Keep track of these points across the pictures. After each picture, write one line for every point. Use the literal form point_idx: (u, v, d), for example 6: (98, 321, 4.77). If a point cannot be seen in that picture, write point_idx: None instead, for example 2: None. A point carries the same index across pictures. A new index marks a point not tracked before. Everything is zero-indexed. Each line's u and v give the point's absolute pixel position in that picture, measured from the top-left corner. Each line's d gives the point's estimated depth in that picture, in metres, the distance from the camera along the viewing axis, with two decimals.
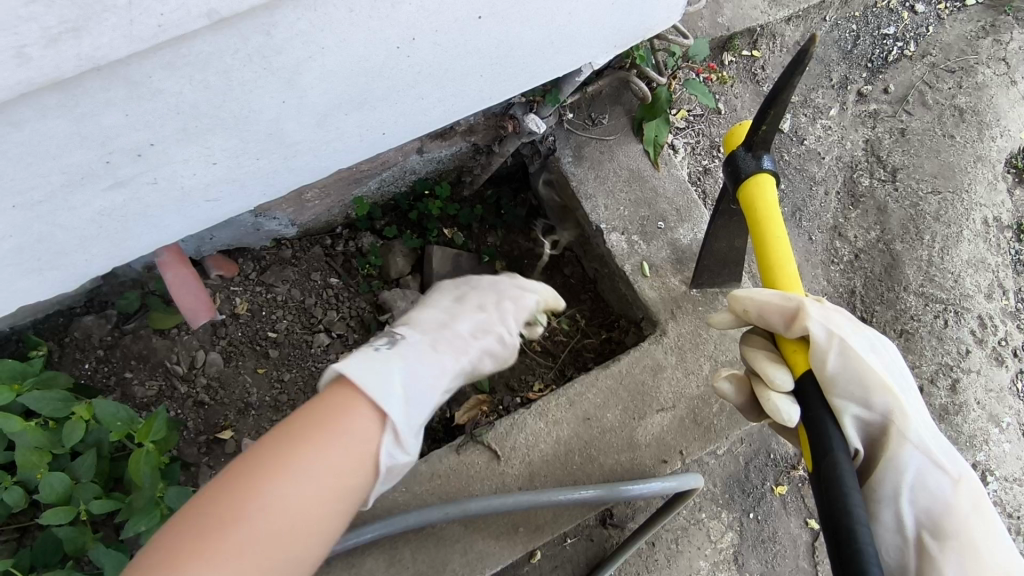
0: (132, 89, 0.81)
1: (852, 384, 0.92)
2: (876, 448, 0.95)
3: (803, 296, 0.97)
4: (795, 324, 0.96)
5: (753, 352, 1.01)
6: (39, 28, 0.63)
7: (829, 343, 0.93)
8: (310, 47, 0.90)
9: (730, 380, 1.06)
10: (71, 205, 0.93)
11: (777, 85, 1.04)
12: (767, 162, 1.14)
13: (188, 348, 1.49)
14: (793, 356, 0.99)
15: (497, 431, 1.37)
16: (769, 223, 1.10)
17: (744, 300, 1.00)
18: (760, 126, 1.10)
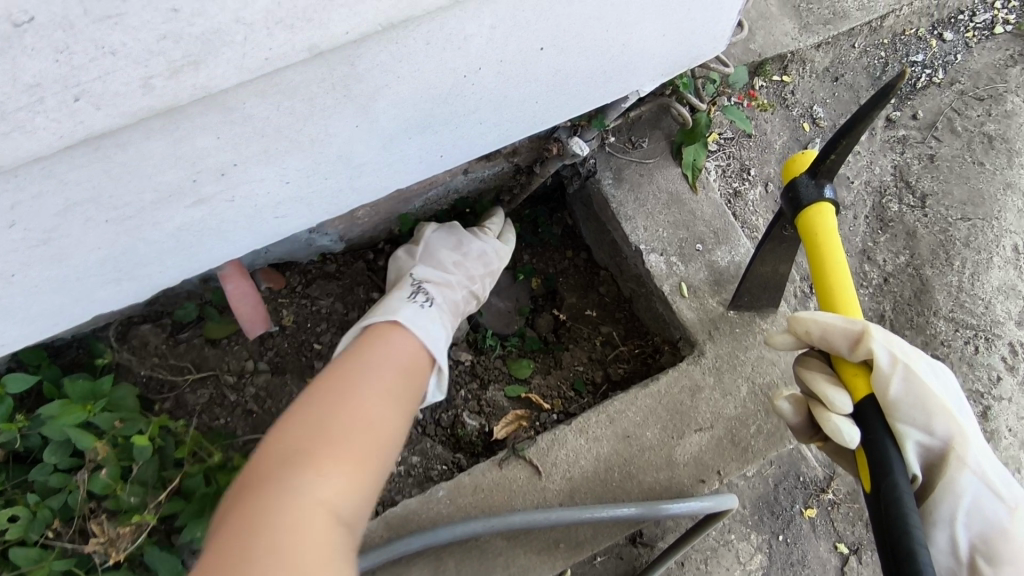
0: (226, 114, 0.85)
1: (914, 410, 0.94)
2: (933, 473, 0.97)
3: (866, 320, 0.99)
4: (859, 347, 0.98)
5: (810, 375, 1.03)
6: (166, 61, 0.68)
7: (893, 368, 0.96)
8: (388, 76, 0.94)
9: (789, 400, 1.07)
10: (156, 220, 0.98)
11: (853, 119, 1.12)
12: (828, 191, 1.21)
13: (239, 358, 1.53)
14: (851, 378, 1.01)
15: (539, 447, 1.40)
16: (830, 250, 1.18)
17: (808, 322, 1.02)
18: (829, 156, 1.17)
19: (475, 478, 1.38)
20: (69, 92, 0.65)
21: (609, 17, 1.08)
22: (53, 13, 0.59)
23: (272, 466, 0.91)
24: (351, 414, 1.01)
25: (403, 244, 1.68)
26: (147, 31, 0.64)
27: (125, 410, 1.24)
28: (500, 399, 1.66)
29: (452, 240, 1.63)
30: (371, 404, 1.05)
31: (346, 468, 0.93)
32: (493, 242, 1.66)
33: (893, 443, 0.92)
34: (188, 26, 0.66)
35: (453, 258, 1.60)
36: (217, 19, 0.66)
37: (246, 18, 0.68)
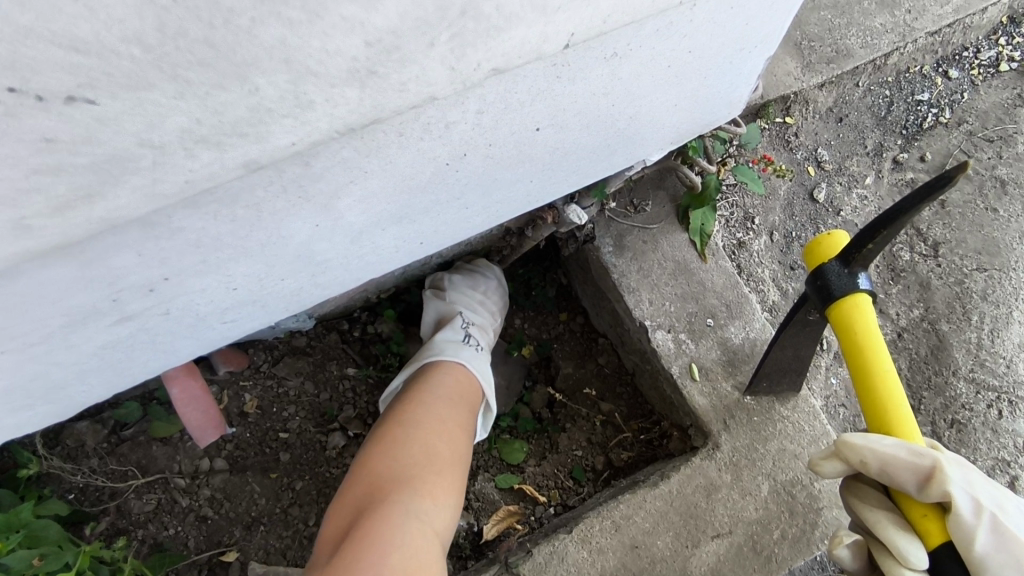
0: (147, 231, 0.68)
1: (1007, 569, 0.78)
2: None
3: (934, 450, 0.81)
4: (931, 486, 0.80)
5: (873, 517, 0.86)
6: (43, 198, 0.51)
7: (980, 518, 0.79)
8: (353, 172, 0.78)
9: (849, 546, 0.89)
10: (69, 343, 0.81)
11: (896, 206, 0.95)
12: (864, 281, 1.03)
13: (192, 456, 1.35)
14: (919, 517, 0.84)
15: (537, 562, 1.23)
16: (872, 349, 1.00)
17: (864, 451, 0.83)
18: (867, 244, 0.99)
19: None
20: None
21: (615, 92, 0.93)
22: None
23: (393, 483, 1.04)
24: (442, 441, 1.14)
25: (426, 286, 1.54)
26: (10, 166, 0.47)
27: (46, 543, 1.05)
28: (490, 491, 1.50)
29: (470, 277, 1.52)
30: (456, 438, 1.17)
31: (451, 495, 1.08)
32: (497, 272, 1.57)
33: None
34: (72, 156, 0.49)
35: (477, 297, 1.49)
36: (112, 144, 0.50)
37: (155, 139, 0.52)
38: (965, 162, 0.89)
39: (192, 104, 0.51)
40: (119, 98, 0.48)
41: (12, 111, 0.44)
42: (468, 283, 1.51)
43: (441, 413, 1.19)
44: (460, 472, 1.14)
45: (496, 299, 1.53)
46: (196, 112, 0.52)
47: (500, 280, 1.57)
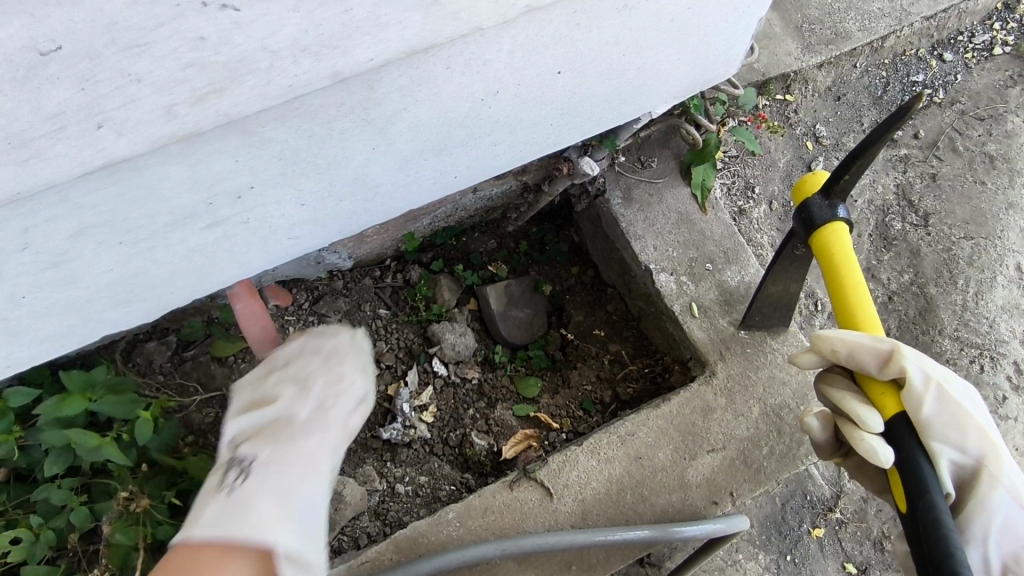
0: (245, 138, 0.85)
1: (948, 429, 0.97)
2: (965, 490, 1.00)
3: (893, 339, 1.03)
4: (890, 365, 1.01)
5: (840, 394, 1.06)
6: (190, 89, 0.69)
7: (927, 389, 0.99)
8: (406, 100, 0.94)
9: (819, 416, 1.10)
10: (169, 242, 0.98)
11: (866, 139, 1.13)
12: (841, 211, 1.22)
13: (245, 376, 1.53)
14: (878, 395, 1.05)
15: (550, 468, 1.39)
16: (846, 268, 1.18)
17: (835, 340, 1.05)
18: (842, 176, 1.18)
19: (485, 500, 1.37)
20: (92, 120, 0.67)
21: (625, 42, 1.09)
22: (79, 42, 0.61)
23: None
24: None
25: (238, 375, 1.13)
26: (173, 59, 0.66)
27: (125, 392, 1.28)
28: (508, 418, 1.65)
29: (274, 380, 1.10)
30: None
31: None
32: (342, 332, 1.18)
33: (926, 460, 0.95)
34: (214, 54, 0.67)
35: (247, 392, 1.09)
36: (243, 47, 0.68)
37: (273, 45, 0.70)
38: (921, 94, 1.08)
39: (303, 18, 0.69)
40: (254, 8, 0.66)
41: (183, 14, 0.63)
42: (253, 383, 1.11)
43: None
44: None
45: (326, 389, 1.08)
46: (304, 24, 0.70)
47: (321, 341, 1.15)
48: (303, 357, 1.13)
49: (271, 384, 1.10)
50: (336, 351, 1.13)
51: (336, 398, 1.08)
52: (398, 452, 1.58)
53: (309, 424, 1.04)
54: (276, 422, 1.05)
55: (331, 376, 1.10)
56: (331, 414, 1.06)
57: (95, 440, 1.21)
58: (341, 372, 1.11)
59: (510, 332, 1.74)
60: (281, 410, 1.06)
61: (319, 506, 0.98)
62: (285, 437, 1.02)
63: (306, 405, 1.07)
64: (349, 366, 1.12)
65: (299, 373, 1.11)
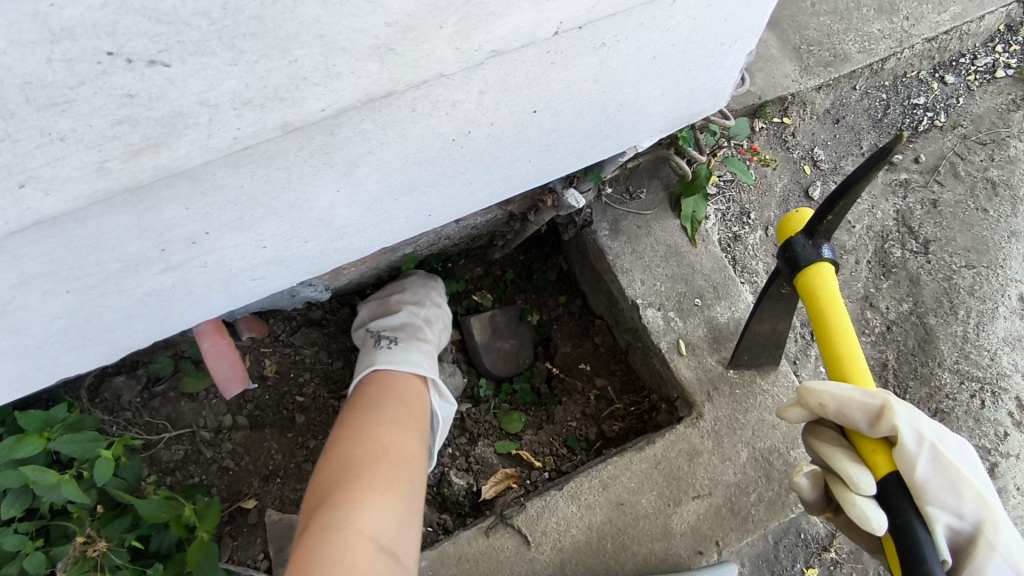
0: (195, 186, 0.81)
1: (944, 492, 0.91)
2: (960, 555, 0.94)
3: (884, 393, 0.96)
4: (880, 422, 0.95)
5: (829, 451, 1.00)
6: (123, 144, 0.65)
7: (920, 448, 0.93)
8: (371, 143, 0.90)
9: (808, 475, 1.03)
10: (121, 288, 0.94)
11: (851, 179, 1.09)
12: (827, 251, 1.17)
13: (216, 412, 1.48)
14: (869, 451, 0.99)
15: (528, 514, 1.34)
16: (833, 312, 1.13)
17: (823, 394, 0.99)
18: (826, 216, 1.13)
19: (461, 547, 1.32)
20: (13, 179, 0.62)
21: (604, 79, 1.05)
22: None
23: None
24: None
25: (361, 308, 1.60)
26: (101, 116, 0.61)
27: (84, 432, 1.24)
28: (489, 455, 1.60)
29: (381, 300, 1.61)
30: (412, 417, 1.31)
31: None
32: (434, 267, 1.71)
33: (922, 527, 0.89)
34: (147, 110, 0.63)
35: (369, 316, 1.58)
36: (178, 102, 0.64)
37: (212, 99, 0.65)
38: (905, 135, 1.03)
39: (244, 71, 0.64)
40: (187, 62, 0.61)
41: (107, 71, 0.58)
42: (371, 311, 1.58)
43: (395, 393, 1.34)
44: (418, 480, 1.21)
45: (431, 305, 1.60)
46: (245, 77, 0.65)
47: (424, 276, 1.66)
48: (412, 281, 1.63)
49: (389, 301, 1.58)
50: (434, 281, 1.65)
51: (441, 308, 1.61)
52: None
53: (428, 323, 1.56)
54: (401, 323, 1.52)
55: (435, 295, 1.63)
56: (439, 318, 1.59)
57: (53, 478, 1.17)
58: (439, 298, 1.64)
59: (491, 363, 1.70)
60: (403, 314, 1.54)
61: (432, 366, 1.44)
62: (413, 330, 1.51)
63: (420, 316, 1.56)
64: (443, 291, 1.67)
65: (410, 294, 1.60)
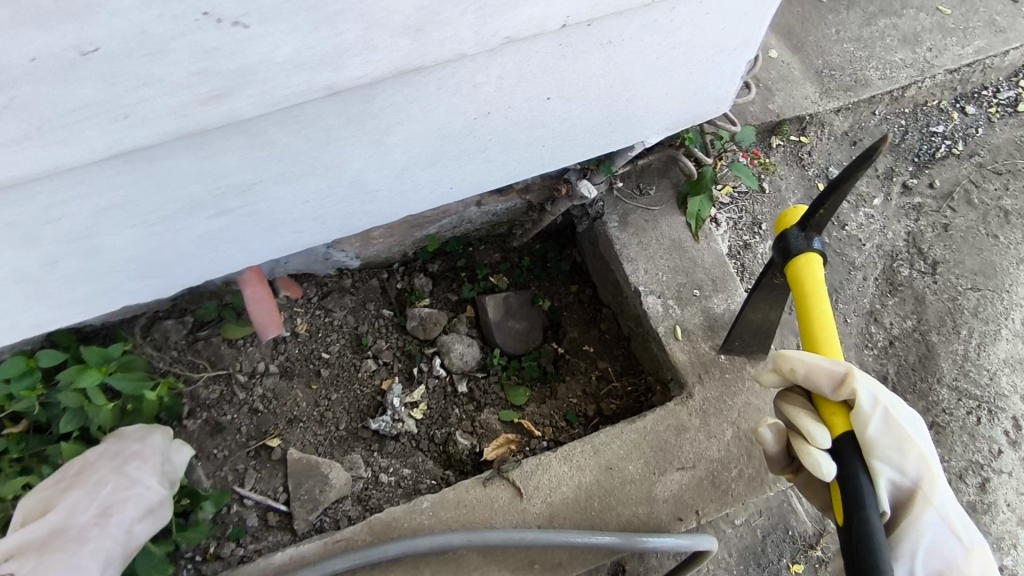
0: (251, 138, 0.96)
1: (891, 451, 1.03)
2: (901, 510, 1.05)
3: (849, 363, 1.08)
4: (843, 387, 1.07)
5: (794, 410, 1.12)
6: (204, 91, 0.81)
7: (874, 411, 1.05)
8: (401, 115, 1.05)
9: (772, 429, 1.18)
10: (186, 226, 1.11)
11: (842, 176, 1.18)
12: (818, 243, 1.26)
13: (252, 359, 1.65)
14: (830, 414, 1.10)
15: (522, 469, 1.46)
16: (817, 299, 1.23)
17: (795, 360, 1.10)
18: (819, 210, 1.22)
19: (459, 494, 1.44)
20: (118, 111, 0.78)
21: (612, 74, 1.19)
22: (113, 45, 0.72)
23: None
24: None
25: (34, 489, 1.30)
26: (191, 65, 0.77)
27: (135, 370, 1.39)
28: (493, 421, 1.72)
29: (58, 479, 1.30)
30: None
31: None
32: (159, 431, 1.43)
33: (866, 476, 1.01)
34: (226, 63, 0.79)
35: (29, 508, 1.26)
36: (251, 58, 0.80)
37: (278, 59, 0.81)
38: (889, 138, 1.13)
39: (302, 37, 0.80)
40: (262, 26, 0.77)
41: (202, 27, 0.74)
42: (44, 494, 1.28)
43: None
44: None
45: (115, 496, 1.28)
46: (304, 43, 0.81)
47: (132, 442, 1.37)
48: (98, 462, 1.32)
49: (60, 492, 1.28)
50: (139, 453, 1.35)
51: (122, 503, 1.28)
52: (385, 444, 1.65)
53: (86, 533, 1.22)
54: (48, 535, 1.21)
55: (123, 481, 1.30)
56: (113, 521, 1.25)
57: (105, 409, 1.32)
58: (137, 476, 1.32)
59: (504, 341, 1.83)
60: (56, 521, 1.23)
61: None
62: (57, 549, 1.19)
63: (91, 510, 1.25)
64: (145, 472, 1.33)
65: (93, 476, 1.30)
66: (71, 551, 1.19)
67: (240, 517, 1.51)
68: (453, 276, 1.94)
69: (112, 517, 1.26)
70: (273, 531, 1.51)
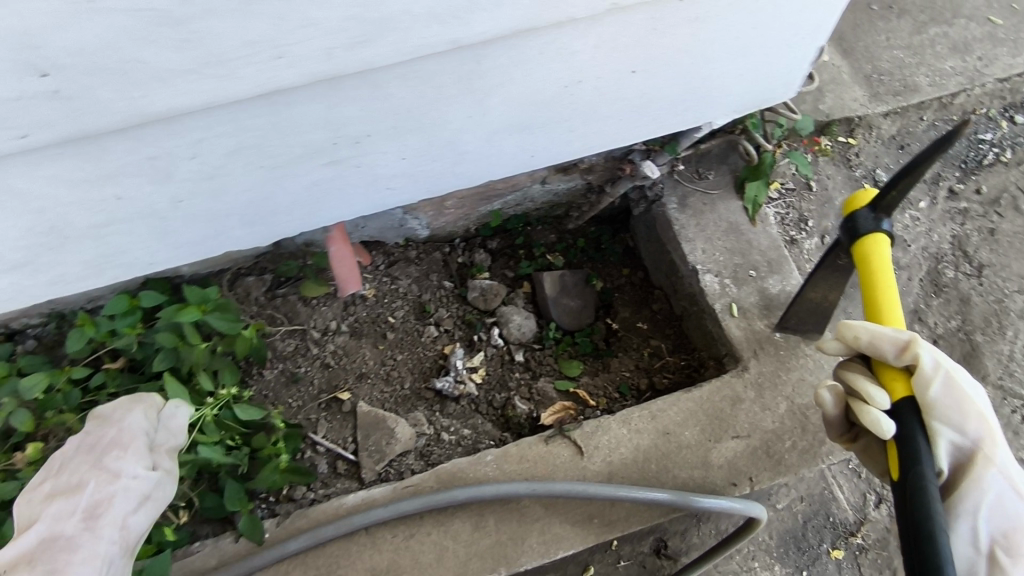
0: (369, 90, 1.05)
1: (952, 413, 1.07)
2: (961, 470, 1.10)
3: (912, 331, 1.13)
4: (905, 353, 1.12)
5: (853, 375, 1.17)
6: (348, 35, 0.91)
7: (935, 376, 1.09)
8: (504, 76, 1.15)
9: (831, 391, 1.21)
10: (296, 174, 1.21)
11: (916, 160, 1.21)
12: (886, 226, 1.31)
13: (325, 317, 1.74)
14: (891, 380, 1.15)
15: (583, 430, 1.53)
16: (883, 279, 1.28)
17: (858, 328, 1.16)
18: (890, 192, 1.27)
19: (522, 449, 1.52)
20: (275, 51, 0.88)
21: (694, 51, 1.27)
22: None
23: None
24: None
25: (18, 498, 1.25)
26: (343, 11, 0.87)
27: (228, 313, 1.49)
28: (549, 389, 1.78)
29: (37, 485, 1.25)
30: None
31: None
32: (139, 408, 1.36)
33: (924, 438, 1.06)
34: (372, 11, 0.89)
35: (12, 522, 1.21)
36: (392, 8, 0.89)
37: (414, 10, 0.91)
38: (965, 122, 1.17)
39: None
40: None
41: None
42: (27, 504, 1.22)
43: None
44: None
45: (98, 494, 1.22)
46: None
47: (108, 433, 1.30)
48: (77, 462, 1.27)
49: (40, 501, 1.22)
50: (116, 442, 1.29)
51: (109, 500, 1.22)
52: (447, 404, 1.73)
53: (77, 539, 1.17)
54: (34, 549, 1.15)
55: (105, 476, 1.24)
56: (103, 521, 1.20)
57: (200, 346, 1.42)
58: (121, 466, 1.26)
59: (559, 316, 1.90)
60: (41, 532, 1.17)
61: None
62: (46, 560, 1.14)
63: (77, 513, 1.20)
64: (127, 462, 1.27)
65: (73, 478, 1.24)
66: (66, 558, 1.15)
67: (312, 462, 1.61)
68: (511, 253, 2.02)
69: (103, 514, 1.20)
70: (341, 479, 1.60)
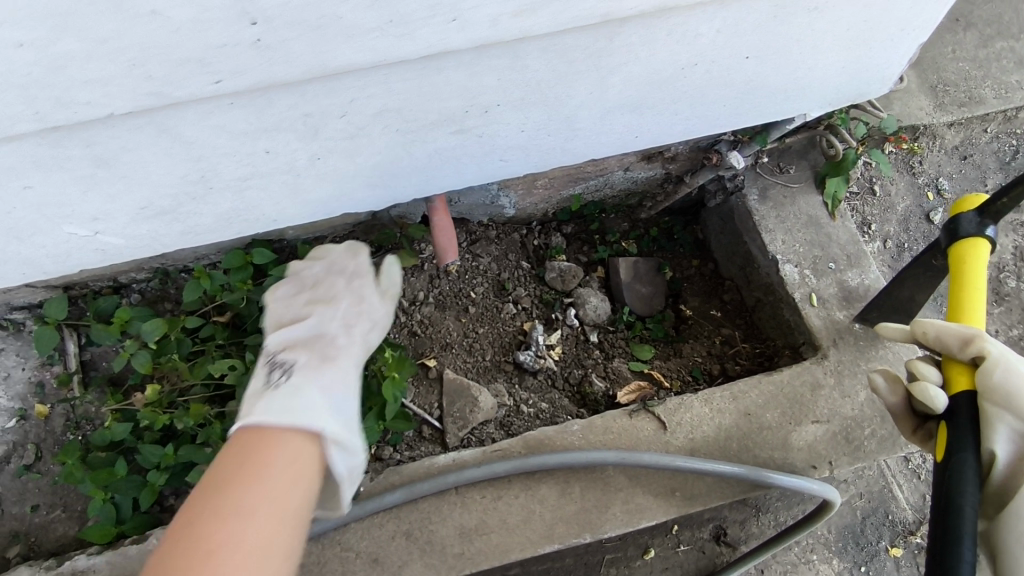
0: (512, 60, 1.12)
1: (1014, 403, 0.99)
2: None
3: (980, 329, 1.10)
4: (967, 347, 1.08)
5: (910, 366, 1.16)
6: (515, 3, 0.97)
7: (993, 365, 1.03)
8: (630, 55, 1.20)
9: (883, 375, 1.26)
10: (425, 141, 1.27)
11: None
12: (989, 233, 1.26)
13: (413, 288, 1.82)
14: (954, 375, 1.11)
15: (667, 406, 1.58)
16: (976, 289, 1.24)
17: (924, 322, 1.14)
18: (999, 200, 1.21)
19: (607, 422, 1.56)
20: (450, 14, 0.96)
21: (806, 42, 1.32)
22: None
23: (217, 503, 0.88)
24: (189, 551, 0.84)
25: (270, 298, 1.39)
26: None
27: None
28: (624, 369, 1.83)
29: (296, 294, 1.37)
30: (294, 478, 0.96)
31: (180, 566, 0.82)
32: (357, 248, 1.45)
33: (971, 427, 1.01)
34: None
35: (277, 319, 1.34)
36: None
37: None
38: None
39: None
40: None
41: None
42: (292, 310, 1.34)
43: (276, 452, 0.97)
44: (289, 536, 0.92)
45: (350, 312, 1.32)
46: None
47: (347, 263, 1.41)
48: (332, 281, 1.38)
49: (301, 307, 1.34)
50: (358, 272, 1.39)
51: (358, 317, 1.33)
52: (525, 378, 1.79)
53: (339, 338, 1.27)
54: (311, 337, 1.27)
55: (354, 299, 1.35)
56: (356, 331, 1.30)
57: None
58: (363, 292, 1.37)
59: (632, 301, 1.94)
60: (314, 326, 1.28)
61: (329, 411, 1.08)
62: (320, 350, 1.23)
63: (336, 320, 1.30)
64: (369, 291, 1.37)
65: (328, 290, 1.37)
66: (329, 351, 1.23)
67: None
68: (585, 239, 2.08)
69: (352, 328, 1.30)
70: (425, 443, 1.66)
